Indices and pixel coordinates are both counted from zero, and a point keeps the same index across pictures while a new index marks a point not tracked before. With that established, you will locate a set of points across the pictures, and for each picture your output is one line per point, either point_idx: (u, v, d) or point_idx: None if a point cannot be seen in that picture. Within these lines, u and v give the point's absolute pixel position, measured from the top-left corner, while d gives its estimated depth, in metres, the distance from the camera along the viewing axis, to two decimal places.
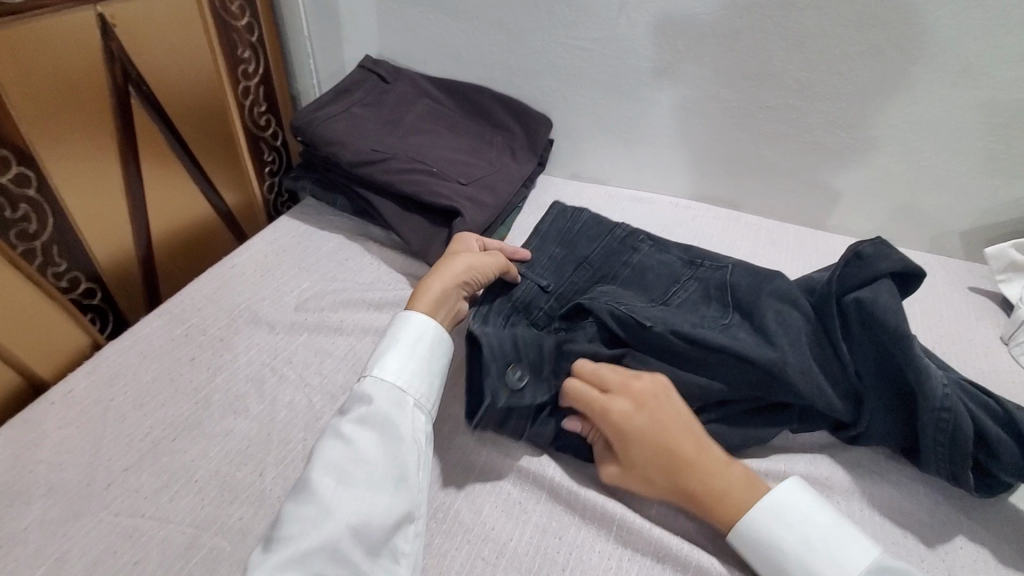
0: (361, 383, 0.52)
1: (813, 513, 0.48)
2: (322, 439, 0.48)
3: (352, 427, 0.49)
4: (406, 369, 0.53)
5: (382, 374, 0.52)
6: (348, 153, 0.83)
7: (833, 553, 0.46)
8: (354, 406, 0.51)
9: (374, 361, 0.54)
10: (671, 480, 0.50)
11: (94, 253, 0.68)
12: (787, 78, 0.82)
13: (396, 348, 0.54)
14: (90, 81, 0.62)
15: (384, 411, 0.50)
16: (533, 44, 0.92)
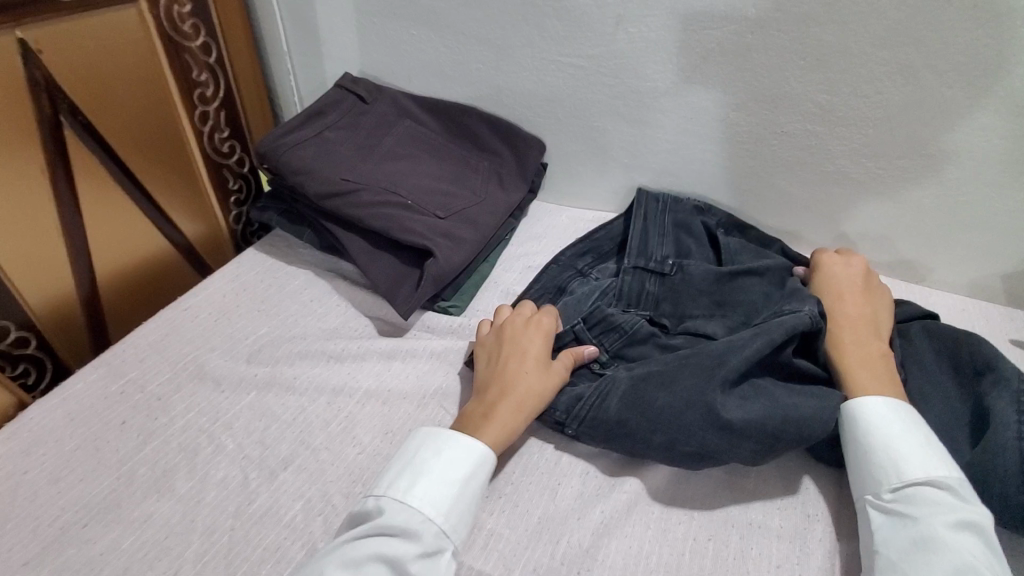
0: (404, 507, 0.47)
1: (921, 427, 0.51)
2: (339, 565, 0.42)
3: (376, 566, 0.43)
4: (454, 509, 0.48)
5: (415, 504, 0.47)
6: (315, 183, 0.76)
7: (919, 452, 0.49)
8: (379, 536, 0.45)
9: (423, 485, 0.48)
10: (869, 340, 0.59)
11: (25, 300, 0.62)
12: (806, 100, 0.72)
13: (435, 474, 0.49)
14: (11, 112, 0.56)
15: (413, 550, 0.44)
16: (522, 61, 0.84)
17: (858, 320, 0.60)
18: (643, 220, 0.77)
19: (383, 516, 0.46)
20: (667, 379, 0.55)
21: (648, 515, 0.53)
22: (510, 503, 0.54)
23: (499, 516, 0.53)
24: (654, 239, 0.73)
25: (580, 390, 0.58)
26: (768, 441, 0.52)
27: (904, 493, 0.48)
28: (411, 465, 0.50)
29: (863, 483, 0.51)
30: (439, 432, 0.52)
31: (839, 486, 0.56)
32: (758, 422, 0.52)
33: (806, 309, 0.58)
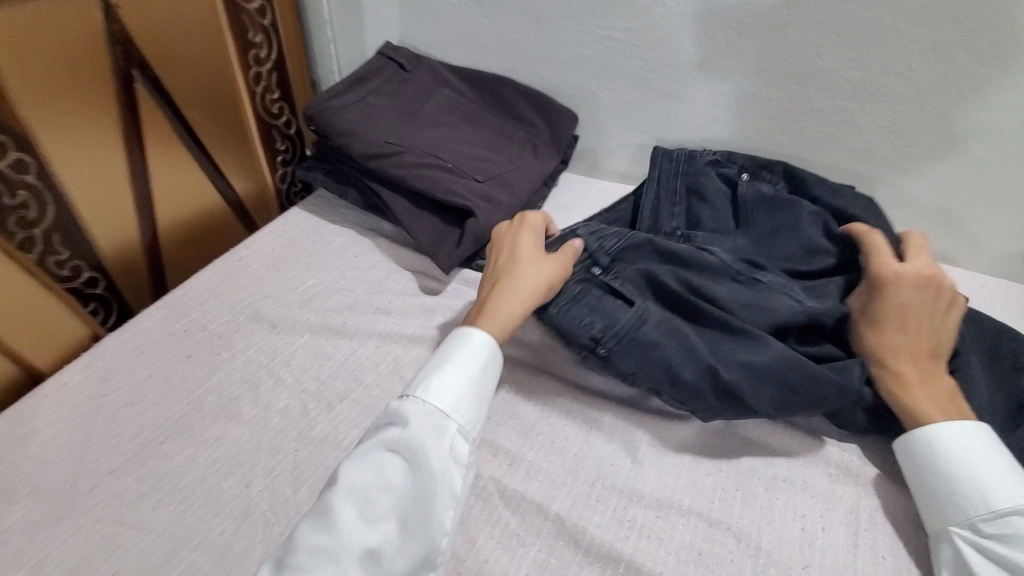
0: (402, 401, 0.49)
1: (1002, 453, 0.50)
2: (346, 461, 0.45)
3: (379, 453, 0.46)
4: (451, 392, 0.49)
5: (424, 397, 0.49)
6: (361, 144, 0.80)
7: (1002, 478, 0.48)
8: (392, 430, 0.47)
9: (419, 379, 0.51)
10: (919, 356, 0.55)
11: (97, 242, 0.67)
12: (835, 77, 0.75)
13: (445, 370, 0.51)
14: (91, 64, 0.60)
15: (421, 436, 0.46)
16: (561, 33, 0.86)
17: (917, 306, 0.57)
18: (653, 186, 0.77)
19: (385, 412, 0.49)
20: (690, 326, 0.60)
21: (678, 455, 0.57)
22: (549, 440, 0.58)
23: (538, 451, 0.57)
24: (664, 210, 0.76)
25: (612, 313, 0.59)
26: (771, 393, 0.55)
27: (996, 528, 0.46)
28: (426, 367, 0.52)
29: (947, 515, 0.49)
30: (456, 332, 0.55)
31: (857, 437, 0.59)
32: (772, 373, 0.55)
33: (808, 301, 0.62)
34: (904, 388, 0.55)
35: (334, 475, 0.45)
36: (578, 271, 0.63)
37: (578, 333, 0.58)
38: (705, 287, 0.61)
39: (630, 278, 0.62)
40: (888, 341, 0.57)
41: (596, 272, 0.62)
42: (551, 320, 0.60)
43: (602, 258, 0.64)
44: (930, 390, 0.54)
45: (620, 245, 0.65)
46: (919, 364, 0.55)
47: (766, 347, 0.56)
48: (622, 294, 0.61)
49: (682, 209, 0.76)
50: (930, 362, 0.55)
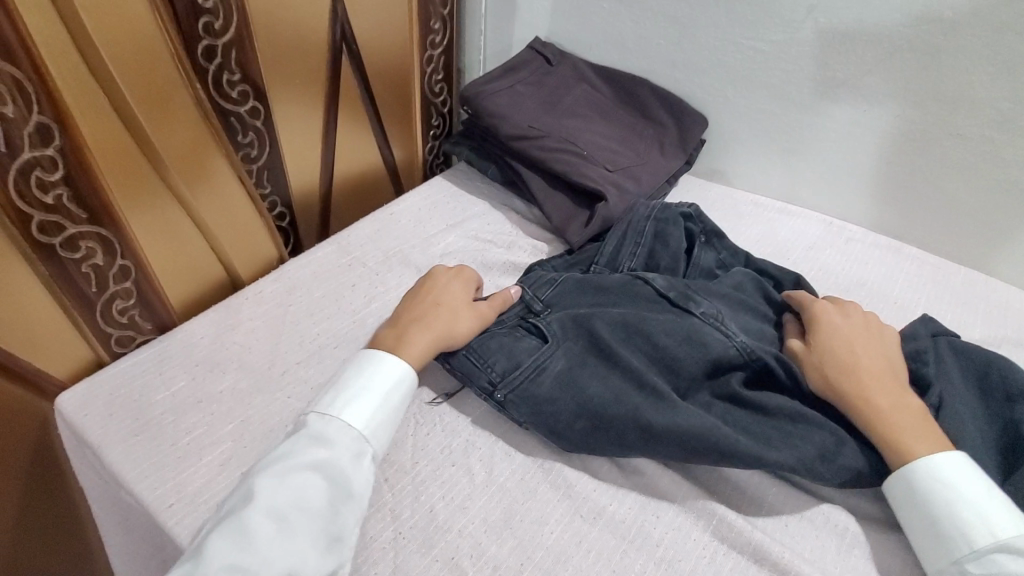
0: (322, 422, 0.52)
1: (982, 481, 0.50)
2: (262, 474, 0.47)
3: (300, 470, 0.48)
4: (367, 415, 0.53)
5: (326, 419, 0.52)
6: (508, 127, 0.89)
7: (986, 514, 0.48)
8: (303, 450, 0.50)
9: (333, 401, 0.54)
10: (887, 384, 0.56)
11: (291, 184, 0.80)
12: (988, 105, 0.74)
13: (358, 395, 0.54)
14: (316, 35, 0.74)
15: (332, 451, 0.50)
16: (704, 41, 0.91)
17: (860, 335, 0.61)
18: (615, 237, 0.76)
19: (304, 431, 0.52)
20: (600, 371, 0.59)
21: None
22: None
23: None
24: (626, 248, 0.75)
25: (517, 359, 0.60)
26: (683, 452, 0.54)
27: (980, 567, 0.47)
28: (334, 388, 0.55)
29: (938, 555, 0.49)
30: (361, 356, 0.58)
31: None
32: (675, 430, 0.53)
33: (738, 338, 0.60)
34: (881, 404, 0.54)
35: (242, 495, 0.47)
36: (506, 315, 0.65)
37: (477, 374, 0.59)
38: (637, 322, 0.61)
39: (557, 322, 0.62)
40: (848, 358, 0.58)
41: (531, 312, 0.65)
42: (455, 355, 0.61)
43: (536, 304, 0.66)
44: (915, 419, 0.54)
45: (556, 293, 0.67)
46: (892, 390, 0.55)
47: (683, 403, 0.56)
48: (540, 335, 0.62)
49: (645, 249, 0.75)
50: (896, 382, 0.56)
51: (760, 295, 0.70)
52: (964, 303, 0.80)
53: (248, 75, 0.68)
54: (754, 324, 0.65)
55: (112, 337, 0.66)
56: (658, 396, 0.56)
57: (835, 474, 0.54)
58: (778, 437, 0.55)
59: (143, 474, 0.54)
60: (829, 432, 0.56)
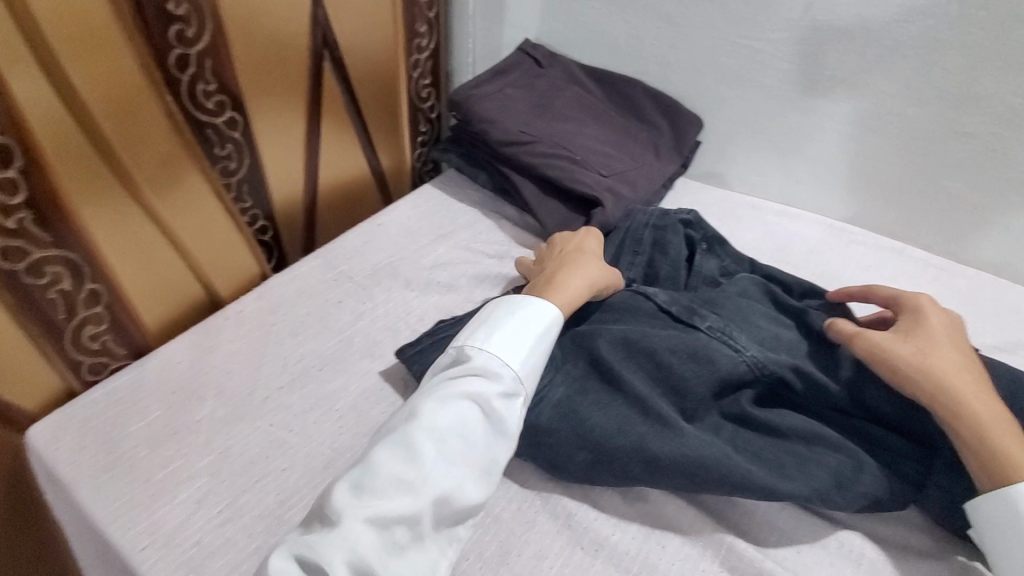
0: (478, 352, 0.53)
1: None
2: (426, 399, 0.50)
3: (460, 397, 0.50)
4: (518, 353, 0.53)
5: (483, 351, 0.53)
6: (498, 132, 0.87)
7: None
8: (461, 378, 0.51)
9: (484, 334, 0.54)
10: (979, 384, 0.52)
11: (273, 196, 0.77)
12: (992, 101, 0.72)
13: (508, 330, 0.54)
14: (295, 41, 0.71)
15: (488, 384, 0.51)
16: (699, 40, 0.88)
17: (943, 330, 0.56)
18: (615, 244, 0.75)
19: (461, 361, 0.53)
20: (603, 397, 0.55)
21: None
22: None
23: None
24: (624, 258, 0.73)
25: None
26: (690, 480, 0.51)
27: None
28: (482, 323, 0.56)
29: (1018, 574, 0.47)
30: (510, 297, 0.59)
31: None
32: (681, 460, 0.51)
33: (748, 351, 0.57)
34: (960, 414, 0.50)
35: (408, 415, 0.49)
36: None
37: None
38: (639, 337, 0.58)
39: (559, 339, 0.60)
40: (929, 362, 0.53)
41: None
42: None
43: None
44: (1010, 426, 0.50)
45: None
46: (986, 393, 0.51)
47: (690, 429, 0.53)
48: None
49: (643, 257, 0.72)
50: (985, 385, 0.52)
51: (768, 301, 0.65)
52: (970, 306, 0.77)
53: (224, 84, 0.65)
54: (766, 328, 0.60)
55: (83, 365, 0.62)
56: (663, 425, 0.53)
57: (853, 501, 0.52)
58: (792, 463, 0.53)
59: (118, 513, 0.51)
60: (844, 455, 0.53)
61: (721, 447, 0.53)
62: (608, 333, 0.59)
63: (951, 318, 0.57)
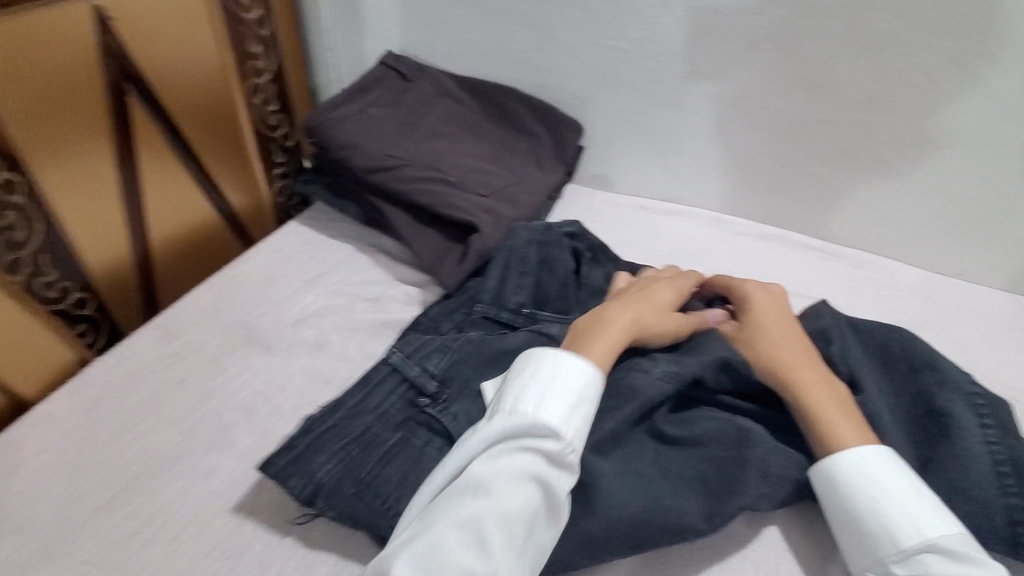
0: (530, 423, 0.46)
1: (909, 476, 0.45)
2: (482, 480, 0.43)
3: (514, 478, 0.43)
4: (574, 423, 0.46)
5: (572, 430, 0.46)
6: (361, 158, 0.78)
7: (912, 511, 0.43)
8: (515, 456, 0.45)
9: (532, 401, 0.47)
10: (809, 365, 0.52)
11: (87, 262, 0.68)
12: (848, 88, 0.72)
13: (556, 394, 0.47)
14: (84, 83, 0.63)
15: (558, 473, 0.44)
16: (566, 44, 0.84)
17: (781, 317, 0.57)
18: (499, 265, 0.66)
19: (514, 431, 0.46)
20: None
21: None
22: None
23: None
24: (511, 282, 0.64)
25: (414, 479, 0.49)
26: (629, 544, 0.45)
27: (908, 569, 0.42)
28: (523, 382, 0.48)
29: (864, 554, 0.44)
30: (542, 351, 0.50)
31: None
32: (615, 524, 0.45)
33: (658, 368, 0.53)
34: (813, 407, 0.50)
35: (478, 486, 0.43)
36: (396, 412, 0.53)
37: (379, 517, 0.47)
38: None
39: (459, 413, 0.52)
40: (764, 353, 0.54)
41: (420, 402, 0.53)
42: (344, 504, 0.48)
43: (430, 383, 0.54)
44: (843, 407, 0.49)
45: (447, 362, 0.55)
46: (815, 372, 0.52)
47: (618, 481, 0.48)
48: (441, 435, 0.51)
49: (531, 278, 0.65)
50: (817, 363, 0.52)
51: None
52: (852, 290, 0.78)
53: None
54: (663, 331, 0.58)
55: None
56: (576, 492, 0.47)
57: (777, 491, 0.48)
58: (716, 479, 0.48)
59: None
60: (754, 454, 0.49)
61: (648, 487, 0.48)
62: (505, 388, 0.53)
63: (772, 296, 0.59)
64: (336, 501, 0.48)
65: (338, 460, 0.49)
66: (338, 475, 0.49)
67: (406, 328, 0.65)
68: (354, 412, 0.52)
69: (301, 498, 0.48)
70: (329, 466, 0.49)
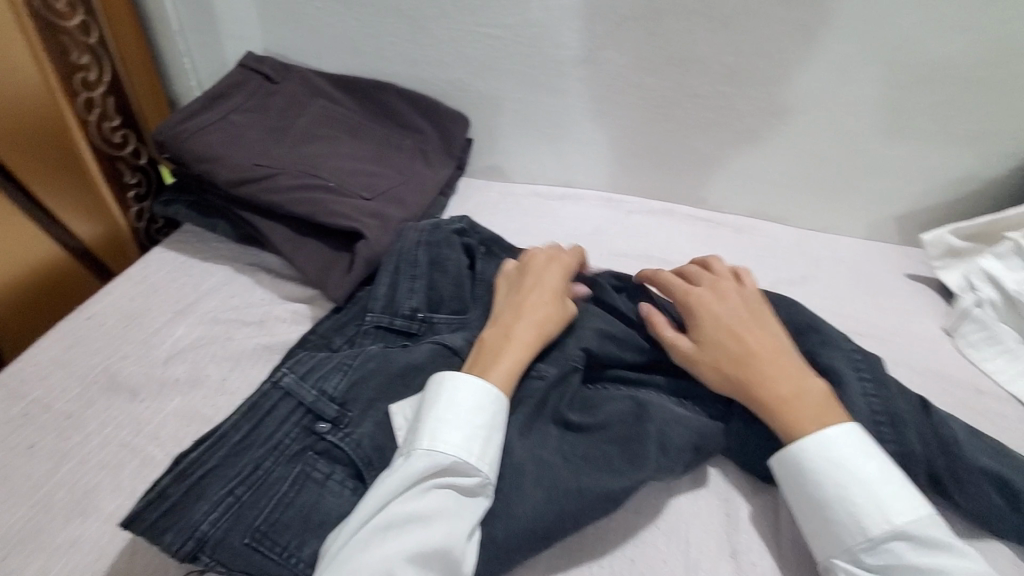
0: (442, 460, 0.44)
1: (882, 462, 0.46)
2: (398, 526, 0.41)
3: (431, 522, 0.41)
4: (489, 450, 0.45)
5: (490, 464, 0.45)
6: (226, 170, 0.71)
7: (883, 498, 0.44)
8: (431, 498, 0.43)
9: (442, 435, 0.45)
10: (789, 375, 0.50)
11: None
12: (711, 63, 0.75)
13: (467, 423, 0.45)
14: None
15: (474, 508, 0.44)
16: (439, 34, 0.81)
17: (736, 319, 0.53)
18: (388, 266, 0.63)
19: (428, 470, 0.44)
20: None
21: None
22: None
23: None
24: (403, 287, 0.61)
25: (320, 515, 0.44)
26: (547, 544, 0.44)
27: (877, 557, 0.43)
28: (432, 413, 0.46)
29: (832, 541, 0.45)
30: (449, 372, 0.49)
31: None
32: (526, 526, 0.44)
33: (549, 371, 0.53)
34: (799, 424, 0.48)
35: (388, 527, 0.41)
36: (291, 443, 0.47)
37: (275, 568, 0.42)
38: None
39: (364, 440, 0.48)
40: (744, 369, 0.51)
41: (319, 429, 0.48)
42: (233, 558, 0.42)
43: (330, 408, 0.49)
44: (825, 414, 0.48)
45: (348, 382, 0.50)
46: (794, 382, 0.49)
47: (528, 480, 0.46)
48: (348, 463, 0.47)
49: (423, 282, 0.61)
50: (791, 366, 0.50)
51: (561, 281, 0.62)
52: (737, 254, 0.82)
53: None
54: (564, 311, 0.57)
55: None
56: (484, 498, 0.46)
57: (676, 461, 0.48)
58: (618, 455, 0.48)
59: None
60: (651, 424, 0.49)
61: (552, 477, 0.46)
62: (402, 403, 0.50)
63: (733, 292, 0.56)
64: (228, 556, 0.42)
65: (226, 505, 0.44)
66: (225, 525, 0.43)
67: (293, 347, 0.61)
68: (242, 447, 0.46)
69: (180, 557, 0.42)
70: (214, 516, 0.43)
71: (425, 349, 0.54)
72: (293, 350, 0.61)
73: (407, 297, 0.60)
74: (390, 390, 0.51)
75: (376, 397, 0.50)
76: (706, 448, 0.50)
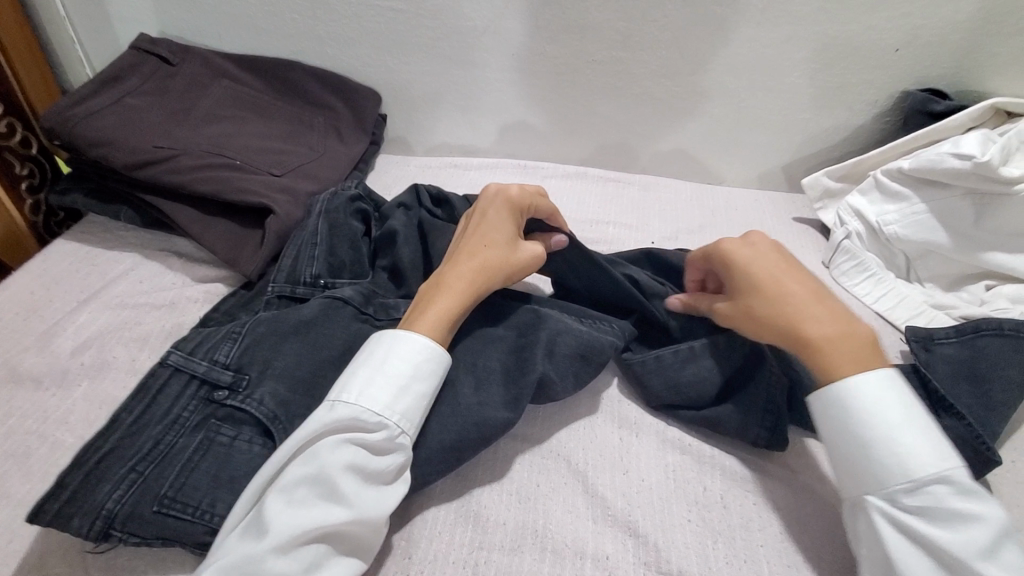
0: (362, 410, 0.45)
1: (919, 408, 0.47)
2: (311, 476, 0.42)
3: (343, 475, 0.42)
4: (408, 403, 0.47)
5: (407, 419, 0.46)
6: (124, 153, 0.69)
7: (925, 443, 0.44)
8: (346, 449, 0.43)
9: (364, 387, 0.46)
10: (826, 309, 0.51)
11: None
12: (605, 29, 0.78)
13: (390, 376, 0.47)
14: None
15: (388, 460, 0.44)
16: (340, 9, 0.81)
17: (777, 263, 0.54)
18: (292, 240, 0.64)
19: (348, 421, 0.44)
20: None
21: None
22: None
23: None
24: (302, 254, 0.62)
25: (229, 471, 0.46)
26: (455, 456, 0.49)
27: (917, 500, 0.43)
28: (359, 365, 0.47)
29: (870, 481, 0.45)
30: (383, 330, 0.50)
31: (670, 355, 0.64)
32: (429, 440, 0.49)
33: None
34: (838, 364, 0.48)
35: (326, 491, 0.41)
36: (190, 415, 0.49)
37: (191, 526, 0.43)
38: (332, 347, 0.54)
39: (263, 397, 0.49)
40: (780, 317, 0.51)
41: (217, 397, 0.49)
42: (145, 526, 0.43)
43: (224, 375, 0.50)
44: (853, 351, 0.49)
45: (239, 350, 0.52)
46: (831, 320, 0.50)
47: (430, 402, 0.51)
48: (250, 420, 0.48)
49: (323, 247, 0.63)
50: (826, 304, 0.51)
51: None
52: (642, 208, 0.87)
53: None
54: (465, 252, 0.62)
55: None
56: None
57: (561, 366, 0.54)
58: (513, 367, 0.54)
59: None
60: (546, 332, 0.55)
61: (450, 390, 0.52)
62: (292, 361, 0.52)
63: (758, 236, 0.56)
64: (139, 526, 0.43)
65: (128, 481, 0.44)
66: (131, 499, 0.43)
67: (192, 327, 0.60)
68: (136, 428, 0.47)
69: (91, 537, 0.42)
70: (119, 493, 0.44)
71: (318, 308, 0.56)
72: (197, 325, 0.61)
73: (304, 263, 0.62)
74: (289, 346, 0.53)
75: (273, 354, 0.52)
76: (595, 359, 0.55)
